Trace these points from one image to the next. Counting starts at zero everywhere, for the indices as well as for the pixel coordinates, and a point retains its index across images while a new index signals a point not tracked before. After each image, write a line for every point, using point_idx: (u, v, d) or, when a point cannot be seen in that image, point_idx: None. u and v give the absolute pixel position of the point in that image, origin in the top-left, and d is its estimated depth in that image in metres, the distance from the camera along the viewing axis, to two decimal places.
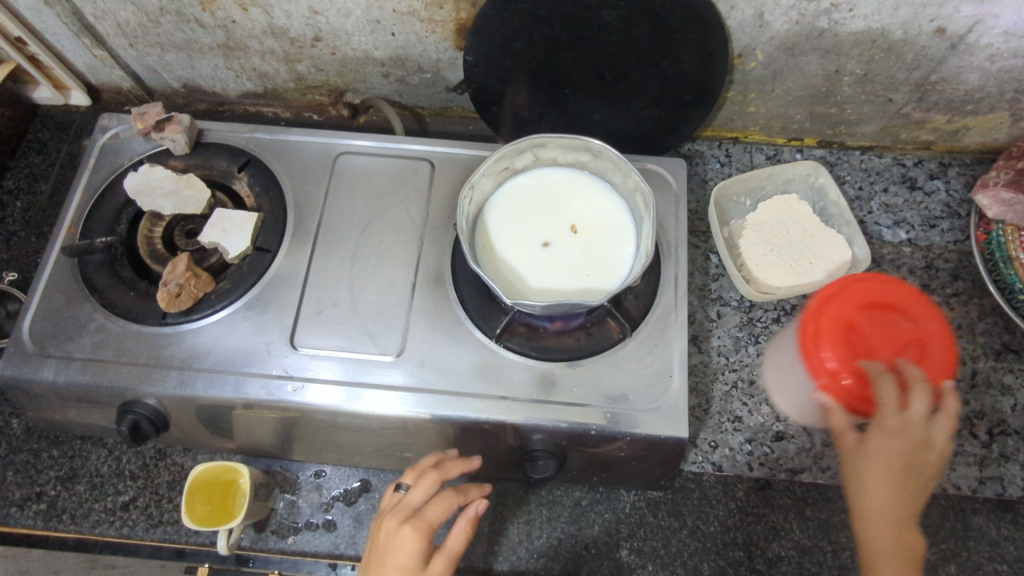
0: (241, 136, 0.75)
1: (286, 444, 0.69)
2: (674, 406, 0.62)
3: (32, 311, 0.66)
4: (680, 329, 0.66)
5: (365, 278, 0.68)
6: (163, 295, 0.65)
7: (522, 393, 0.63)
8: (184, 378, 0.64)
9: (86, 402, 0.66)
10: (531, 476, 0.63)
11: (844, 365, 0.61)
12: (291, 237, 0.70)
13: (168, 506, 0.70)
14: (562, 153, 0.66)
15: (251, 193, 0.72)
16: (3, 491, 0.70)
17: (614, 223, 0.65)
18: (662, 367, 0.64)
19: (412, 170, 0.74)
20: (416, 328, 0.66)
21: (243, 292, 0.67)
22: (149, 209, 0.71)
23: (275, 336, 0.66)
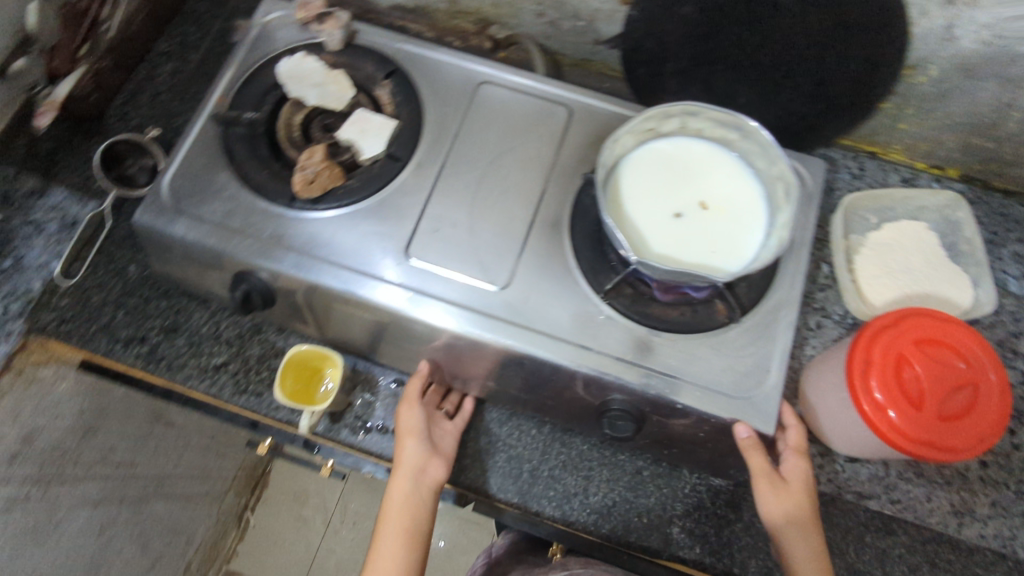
0: (392, 45, 0.77)
1: (376, 347, 0.72)
2: (766, 400, 0.62)
3: (173, 167, 0.70)
4: (786, 327, 0.65)
5: (485, 207, 0.69)
6: (298, 179, 0.67)
7: (617, 351, 0.63)
8: (301, 261, 0.66)
9: (205, 263, 0.69)
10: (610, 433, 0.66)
11: (893, 399, 0.58)
12: (423, 152, 0.71)
13: (255, 379, 0.73)
14: (710, 127, 0.65)
15: (391, 101, 0.74)
16: (111, 327, 0.74)
17: (747, 207, 0.64)
18: (761, 360, 0.63)
19: (550, 113, 0.74)
20: (526, 265, 0.67)
21: (368, 194, 0.69)
22: (294, 96, 0.73)
23: (391, 243, 0.67)
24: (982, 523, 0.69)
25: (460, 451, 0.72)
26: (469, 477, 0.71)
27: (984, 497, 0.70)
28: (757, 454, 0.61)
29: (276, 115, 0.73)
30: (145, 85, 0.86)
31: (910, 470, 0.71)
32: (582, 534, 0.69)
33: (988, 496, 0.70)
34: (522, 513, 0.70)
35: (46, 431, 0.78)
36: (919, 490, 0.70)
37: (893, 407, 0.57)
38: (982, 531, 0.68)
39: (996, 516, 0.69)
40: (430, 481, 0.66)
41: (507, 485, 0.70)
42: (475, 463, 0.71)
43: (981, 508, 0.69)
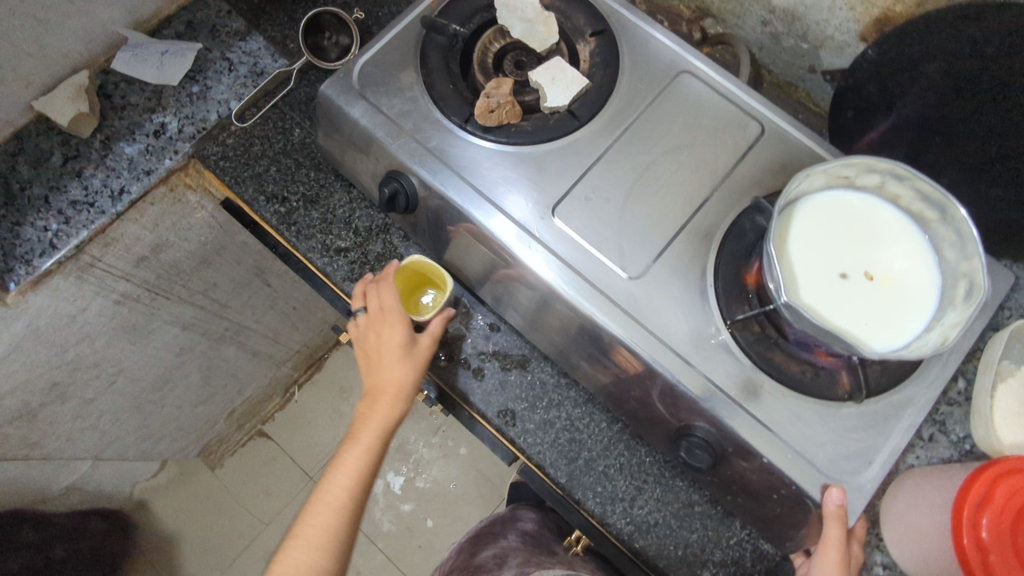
0: (610, 5, 0.75)
1: (488, 287, 0.72)
2: (856, 490, 0.58)
3: (371, 53, 0.72)
4: (904, 428, 0.61)
5: (644, 193, 0.67)
6: (481, 104, 0.68)
7: (723, 382, 0.61)
8: (453, 181, 0.67)
9: (365, 151, 0.71)
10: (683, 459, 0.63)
11: (997, 546, 0.54)
12: (602, 119, 0.70)
13: (368, 273, 0.76)
14: (911, 197, 0.61)
15: (590, 59, 0.73)
16: (261, 179, 0.78)
17: (918, 293, 0.59)
18: (865, 450, 0.59)
19: (741, 124, 0.70)
20: (664, 264, 0.65)
21: (536, 141, 0.69)
22: (501, 23, 0.73)
23: (541, 195, 0.67)
24: None
25: (526, 414, 0.72)
26: (527, 441, 0.71)
27: None
28: (839, 533, 0.57)
29: (477, 35, 0.74)
30: None
31: None
32: (613, 538, 0.69)
33: None
34: (564, 495, 0.70)
35: (172, 249, 0.84)
36: None
37: (993, 551, 0.54)
38: None
39: None
40: (405, 394, 0.68)
41: (559, 464, 0.70)
42: (537, 432, 0.71)
43: None
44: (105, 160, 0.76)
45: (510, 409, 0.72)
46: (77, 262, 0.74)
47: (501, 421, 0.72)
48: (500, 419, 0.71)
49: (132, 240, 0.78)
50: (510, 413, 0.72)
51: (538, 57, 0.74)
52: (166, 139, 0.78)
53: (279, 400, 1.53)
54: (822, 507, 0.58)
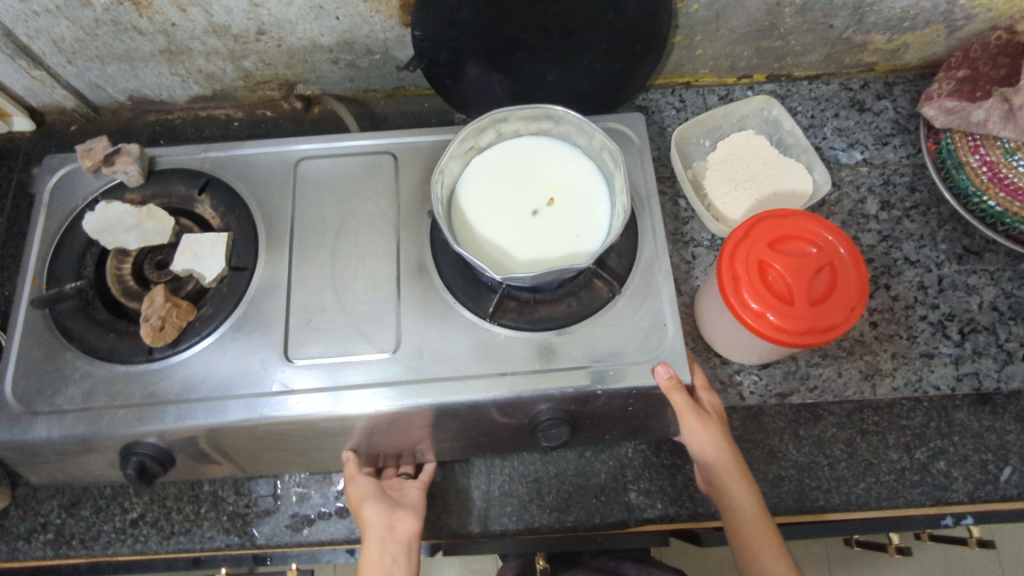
0: (195, 156, 0.75)
1: (294, 458, 0.68)
2: (674, 353, 0.64)
3: (13, 372, 0.65)
4: (665, 277, 0.67)
5: (347, 278, 0.68)
6: (146, 330, 0.64)
7: (523, 364, 0.63)
8: (182, 411, 0.62)
9: (81, 453, 0.64)
10: (547, 445, 0.64)
11: (767, 302, 0.61)
12: (265, 251, 0.70)
13: (178, 516, 0.70)
14: (525, 124, 0.67)
15: (215, 213, 0.72)
16: (7, 526, 0.69)
17: (586, 185, 0.66)
18: (656, 318, 0.65)
19: (376, 163, 0.74)
20: (407, 319, 0.66)
21: (226, 315, 0.67)
22: (114, 246, 0.70)
23: (266, 352, 0.65)
24: (891, 377, 0.73)
25: None
26: (427, 525, 0.70)
27: (885, 354, 0.74)
28: (684, 397, 0.62)
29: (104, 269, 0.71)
30: None
31: (817, 354, 0.75)
32: (552, 535, 0.70)
33: (888, 351, 0.75)
34: (490, 537, 0.70)
35: None
36: (830, 369, 0.74)
37: (768, 310, 0.61)
38: (893, 385, 0.73)
39: (900, 366, 0.74)
40: None
41: (465, 518, 0.70)
42: (429, 510, 0.70)
43: (886, 364, 0.74)
44: None
45: None
46: None
47: None
48: None
49: None
50: None
51: (171, 244, 0.72)
52: None
53: None
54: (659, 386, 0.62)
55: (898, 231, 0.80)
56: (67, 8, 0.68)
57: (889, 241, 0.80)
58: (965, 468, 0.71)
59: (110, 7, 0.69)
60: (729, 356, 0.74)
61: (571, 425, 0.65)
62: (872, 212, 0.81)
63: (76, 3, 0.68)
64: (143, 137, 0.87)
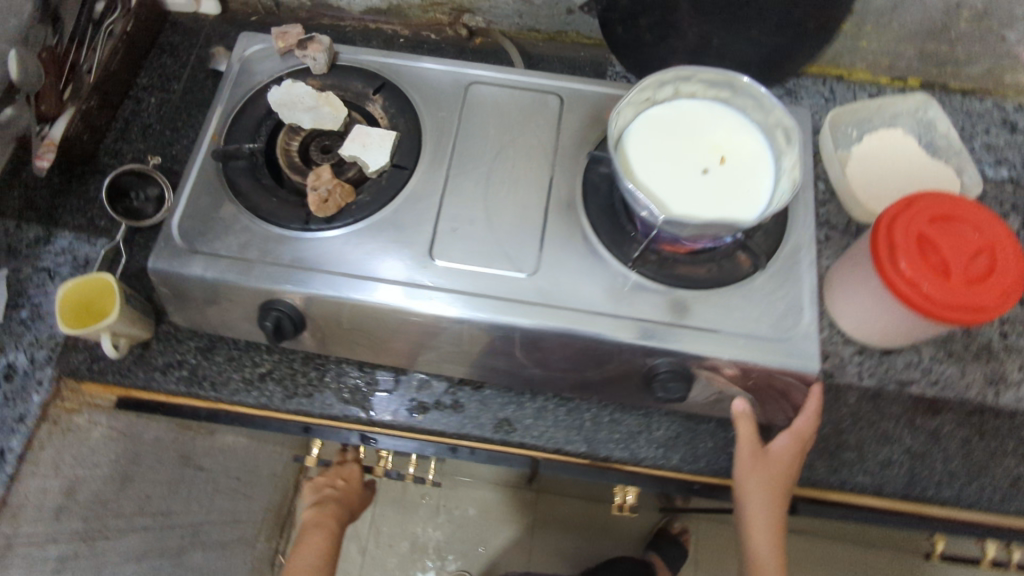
0: (376, 62, 0.77)
1: (410, 357, 0.71)
2: (807, 338, 0.64)
3: (180, 208, 0.68)
4: (809, 267, 0.67)
5: (499, 201, 0.69)
6: (314, 200, 0.67)
7: (655, 315, 0.64)
8: (326, 279, 0.65)
9: (227, 301, 0.68)
10: (662, 396, 0.65)
11: (924, 274, 0.61)
12: (428, 159, 0.72)
13: (303, 380, 0.73)
14: (703, 89, 0.69)
15: (385, 114, 0.74)
16: (149, 356, 0.75)
17: (754, 157, 0.66)
18: (793, 301, 0.65)
19: (541, 103, 0.76)
20: (551, 250, 0.67)
21: (381, 206, 0.69)
22: (290, 122, 0.72)
23: (415, 249, 0.67)
24: (1016, 388, 0.73)
25: (518, 412, 0.73)
26: (535, 435, 0.72)
27: (1012, 364, 0.74)
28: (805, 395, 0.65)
29: (274, 142, 0.73)
30: (133, 120, 0.86)
31: (941, 351, 0.74)
32: (653, 470, 0.71)
33: (1015, 362, 0.74)
34: (592, 460, 0.72)
35: (86, 482, 0.82)
36: (953, 369, 0.74)
37: (920, 281, 0.61)
38: (1017, 396, 0.72)
39: None
40: None
41: (570, 435, 0.72)
42: (538, 421, 0.72)
43: (1012, 374, 0.73)
44: None
45: (503, 418, 0.72)
46: None
47: (502, 433, 0.72)
48: (500, 432, 0.72)
49: (39, 495, 0.75)
50: (504, 422, 0.72)
51: (340, 134, 0.74)
52: (21, 377, 0.74)
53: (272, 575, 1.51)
54: (791, 370, 0.63)
55: None
56: None
57: None
58: None
59: None
60: (850, 333, 0.74)
61: (690, 386, 0.65)
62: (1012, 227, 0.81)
63: None
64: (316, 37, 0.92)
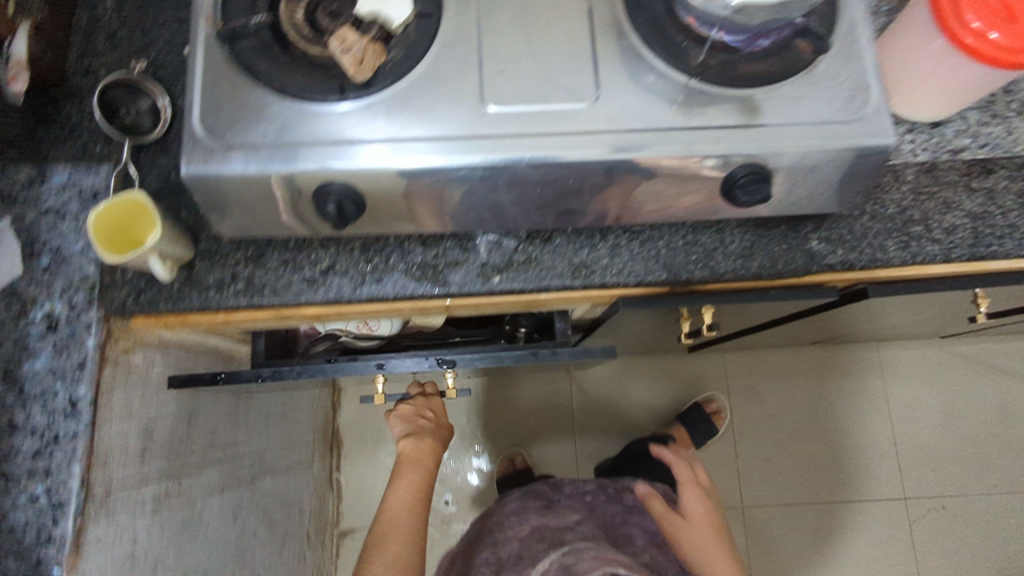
0: None
1: (477, 220, 0.68)
2: (878, 115, 0.63)
3: (196, 103, 0.61)
4: (869, 42, 0.65)
5: (540, 32, 0.64)
6: (349, 63, 0.60)
7: (727, 121, 0.63)
8: (385, 150, 0.60)
9: (275, 196, 0.63)
10: (748, 203, 0.65)
11: (993, 22, 0.60)
12: (452, 3, 0.65)
13: (368, 267, 0.69)
14: None
15: None
16: (197, 277, 0.68)
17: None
18: (860, 79, 0.64)
19: None
20: (608, 75, 0.63)
21: (417, 62, 0.63)
22: None
23: (466, 99, 0.62)
24: None
25: (593, 254, 0.71)
26: (616, 273, 0.71)
27: None
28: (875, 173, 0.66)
29: (275, 13, 0.64)
30: (93, 29, 0.75)
31: (986, 113, 0.75)
32: (735, 282, 0.72)
33: None
34: (674, 285, 0.71)
35: (159, 422, 0.78)
36: (1001, 128, 0.75)
37: (990, 32, 0.60)
38: None
39: None
40: None
41: (649, 265, 0.71)
42: (616, 259, 0.71)
43: None
44: (25, 394, 0.64)
45: (579, 262, 0.71)
46: (96, 500, 0.66)
47: (583, 278, 0.71)
48: (581, 277, 0.70)
49: (123, 441, 0.70)
50: (582, 266, 0.71)
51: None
52: (67, 326, 0.66)
53: (334, 494, 1.54)
54: (869, 147, 0.62)
55: None
56: None
57: None
58: None
59: None
60: (903, 114, 0.74)
61: (771, 185, 0.65)
62: None
63: None
64: None
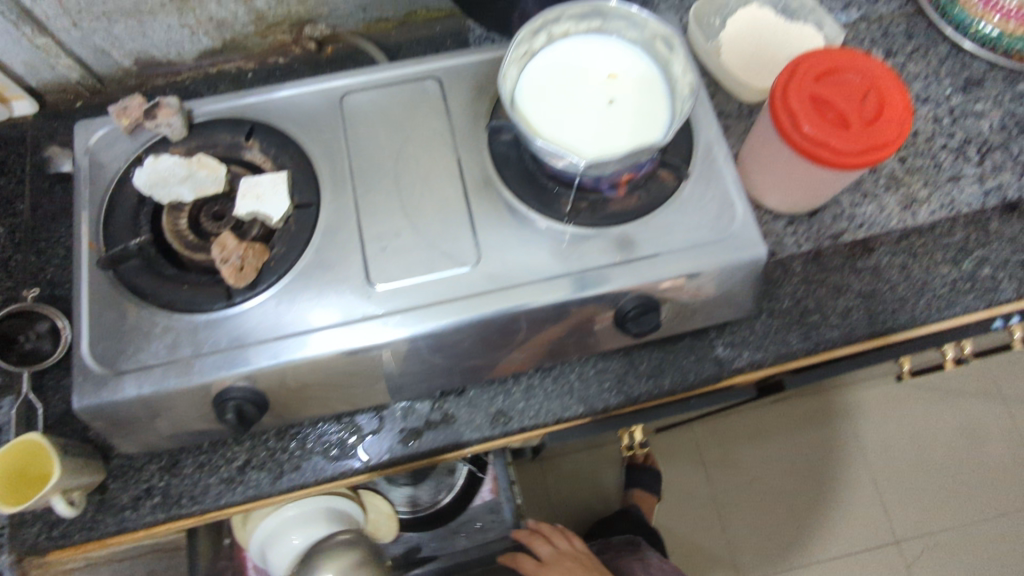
0: (234, 105, 0.71)
1: (387, 390, 0.68)
2: (745, 229, 0.66)
3: (85, 335, 0.61)
4: (727, 160, 0.68)
5: (417, 202, 0.67)
6: (228, 272, 0.61)
7: (605, 259, 0.65)
8: (278, 348, 0.61)
9: (177, 409, 0.62)
10: (637, 332, 0.67)
11: (827, 130, 0.64)
12: (329, 187, 0.67)
13: (285, 455, 0.69)
14: (574, 24, 0.66)
15: (268, 157, 0.69)
16: (110, 499, 0.66)
17: (644, 76, 0.66)
18: (724, 197, 0.67)
19: (421, 92, 0.72)
20: (486, 233, 0.66)
21: (300, 254, 0.65)
22: (168, 200, 0.66)
23: (352, 283, 0.64)
24: (928, 204, 0.79)
25: (509, 400, 0.72)
26: (532, 415, 0.71)
27: (918, 184, 0.80)
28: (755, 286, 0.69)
29: (160, 227, 0.66)
30: None
31: (857, 195, 0.79)
32: (652, 401, 0.73)
33: (920, 182, 0.80)
34: (594, 416, 0.72)
35: None
36: (872, 207, 0.79)
37: (825, 138, 0.64)
38: (931, 210, 0.79)
39: (933, 192, 0.79)
40: None
41: (566, 401, 0.72)
42: (530, 402, 0.72)
43: (920, 193, 0.79)
44: None
45: (496, 411, 0.71)
46: None
47: (502, 425, 0.71)
48: (500, 425, 0.71)
49: None
50: (499, 414, 0.71)
51: (227, 194, 0.69)
52: None
53: None
54: (742, 261, 0.66)
55: (905, 75, 0.85)
56: None
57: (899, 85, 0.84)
58: (1008, 269, 0.76)
59: None
60: (778, 206, 0.78)
61: (660, 309, 0.68)
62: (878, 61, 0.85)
63: None
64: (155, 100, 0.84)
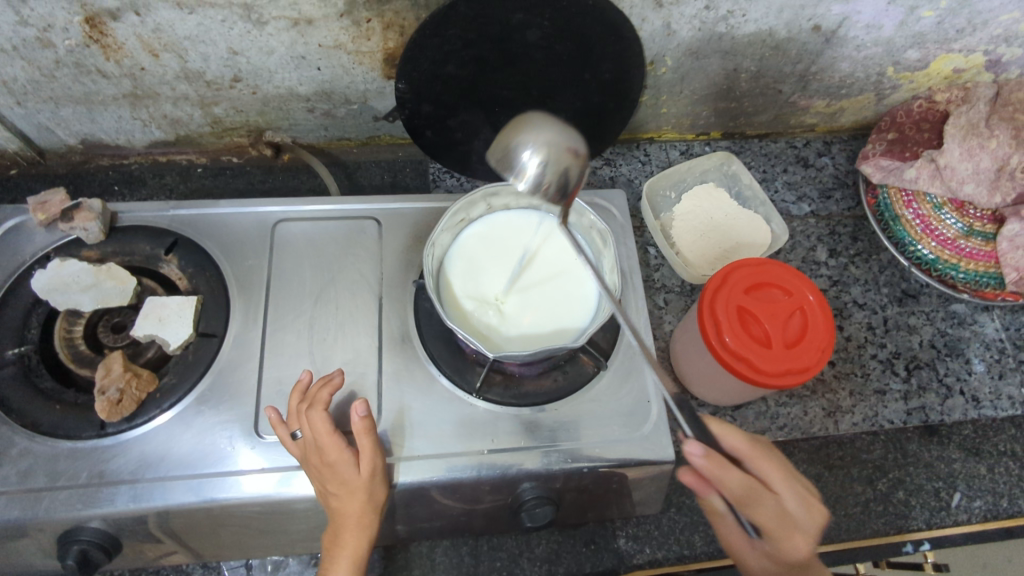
0: (161, 215, 0.70)
1: (261, 544, 0.63)
2: (657, 431, 0.64)
3: None
4: (649, 354, 0.68)
5: (327, 350, 0.65)
6: (101, 405, 0.58)
7: (509, 443, 0.62)
8: (137, 492, 0.57)
9: (18, 541, 0.58)
10: (530, 527, 0.62)
11: (748, 347, 0.63)
12: (237, 318, 0.65)
13: None
14: (515, 199, 0.67)
15: (183, 275, 0.67)
16: None
17: (575, 263, 0.66)
18: (640, 394, 0.65)
19: (358, 230, 0.71)
20: (391, 395, 0.63)
21: (189, 388, 0.62)
22: (65, 307, 0.64)
23: (236, 428, 0.60)
24: (851, 414, 0.78)
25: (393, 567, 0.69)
26: None
27: (844, 392, 0.79)
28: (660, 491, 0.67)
29: (51, 332, 0.64)
30: None
31: (784, 394, 0.79)
32: None
33: (846, 389, 0.79)
34: None
35: None
36: (796, 409, 0.78)
37: (747, 353, 0.63)
38: (853, 420, 0.78)
39: (858, 403, 0.79)
40: None
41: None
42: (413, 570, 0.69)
43: (845, 401, 0.79)
44: None
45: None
46: None
47: None
48: None
49: None
50: None
51: (132, 306, 0.67)
52: None
53: None
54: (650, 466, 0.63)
55: (845, 277, 0.86)
56: (24, 49, 0.64)
57: (838, 286, 0.86)
58: (921, 496, 0.76)
59: (75, 49, 0.65)
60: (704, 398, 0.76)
61: (561, 500, 0.65)
62: (822, 258, 0.87)
63: (36, 43, 0.64)
64: (94, 181, 0.82)
